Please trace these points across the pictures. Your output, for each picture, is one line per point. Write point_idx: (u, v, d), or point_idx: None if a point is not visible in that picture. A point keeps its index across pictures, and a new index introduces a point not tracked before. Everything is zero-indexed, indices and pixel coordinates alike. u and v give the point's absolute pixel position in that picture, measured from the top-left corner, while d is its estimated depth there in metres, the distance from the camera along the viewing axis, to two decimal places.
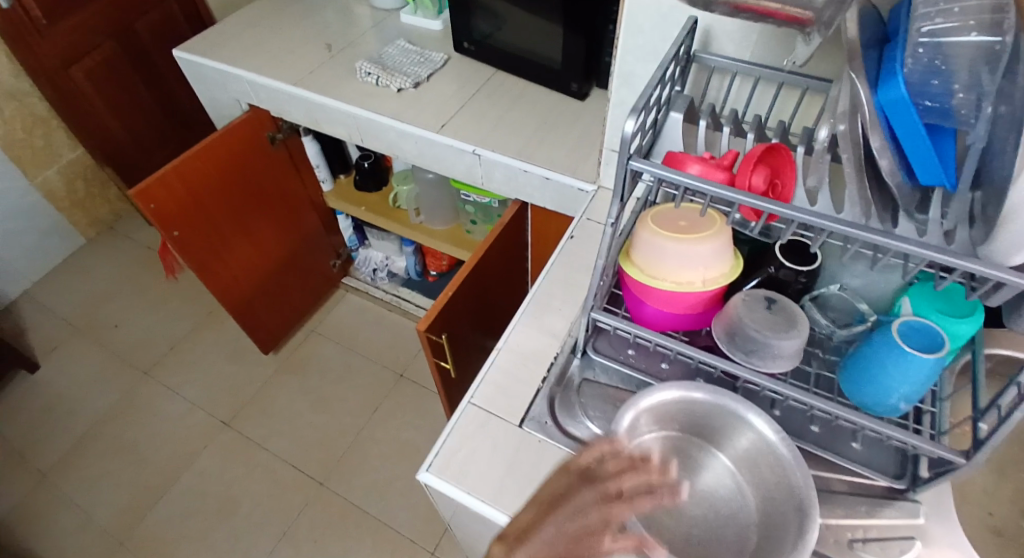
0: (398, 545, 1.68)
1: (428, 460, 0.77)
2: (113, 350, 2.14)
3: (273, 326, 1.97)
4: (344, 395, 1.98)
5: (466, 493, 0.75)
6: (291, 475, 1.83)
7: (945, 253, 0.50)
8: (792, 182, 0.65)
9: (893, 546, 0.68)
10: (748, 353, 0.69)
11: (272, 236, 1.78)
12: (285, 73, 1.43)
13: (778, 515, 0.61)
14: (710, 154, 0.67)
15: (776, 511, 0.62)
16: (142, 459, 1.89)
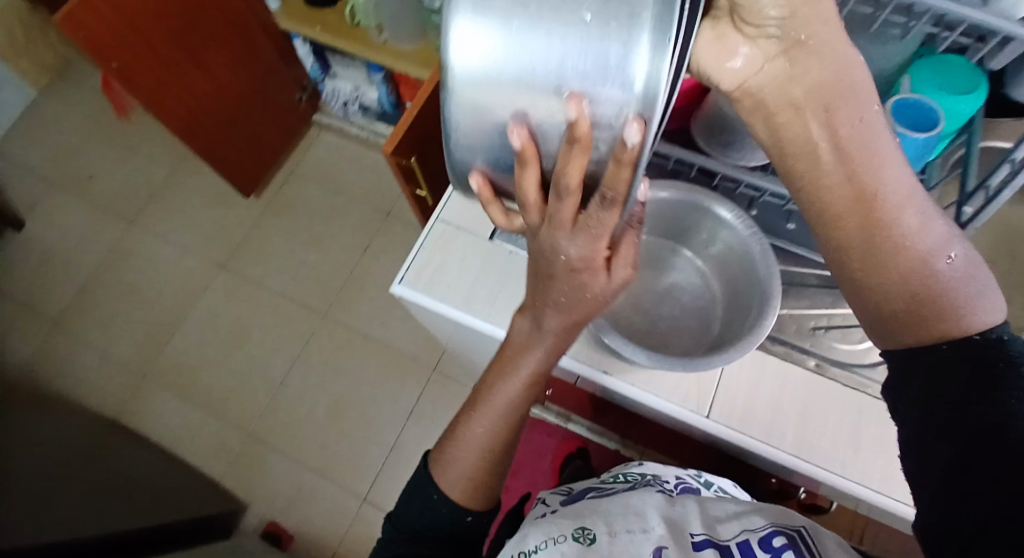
0: (403, 365, 1.79)
1: (400, 274, 0.82)
2: (93, 200, 2.08)
3: (247, 165, 1.90)
4: (333, 233, 1.97)
5: (439, 300, 0.81)
6: (294, 309, 1.89)
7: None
8: None
9: (854, 332, 0.71)
10: (725, 146, 0.69)
11: (225, 65, 1.64)
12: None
13: (739, 301, 0.70)
14: None
15: (738, 298, 0.71)
16: (148, 302, 1.93)
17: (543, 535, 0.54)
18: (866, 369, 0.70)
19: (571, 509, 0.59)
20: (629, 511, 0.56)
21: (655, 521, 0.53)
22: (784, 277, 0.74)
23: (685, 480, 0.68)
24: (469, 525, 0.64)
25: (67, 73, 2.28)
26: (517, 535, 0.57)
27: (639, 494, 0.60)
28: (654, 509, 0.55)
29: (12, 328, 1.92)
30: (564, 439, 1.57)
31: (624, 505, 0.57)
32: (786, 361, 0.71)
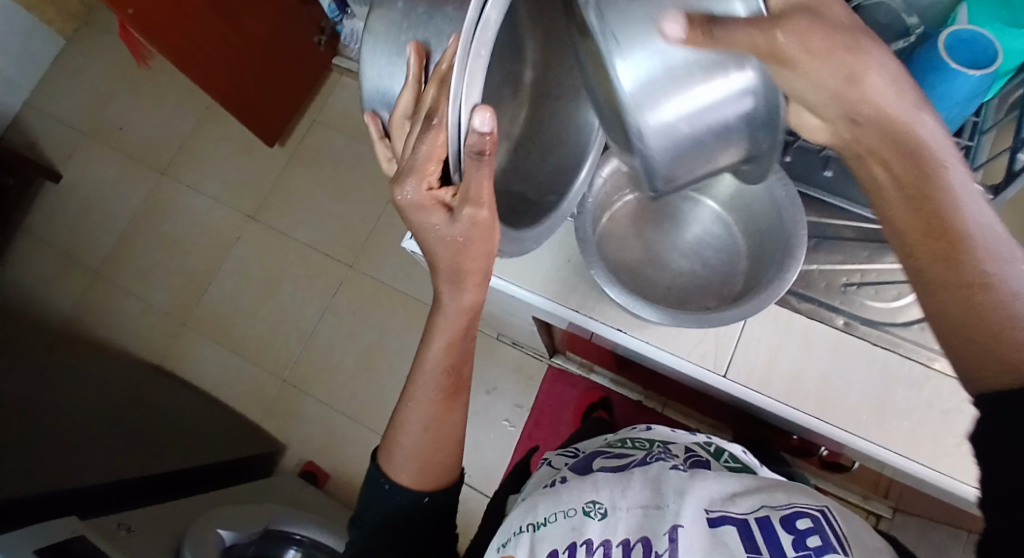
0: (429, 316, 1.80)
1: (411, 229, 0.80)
2: (125, 151, 2.10)
3: (271, 113, 1.88)
4: (357, 184, 1.95)
5: None
6: (322, 259, 1.90)
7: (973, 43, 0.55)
8: None
9: (888, 290, 0.68)
10: None
11: (242, 7, 1.60)
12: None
13: (766, 256, 0.66)
14: None
15: (764, 253, 0.67)
16: (182, 251, 1.97)
17: (553, 507, 0.56)
18: (898, 327, 0.66)
19: (586, 478, 0.59)
20: (645, 484, 0.55)
21: (671, 497, 0.52)
22: (815, 229, 0.71)
23: (694, 449, 0.65)
24: (426, 501, 0.69)
25: (91, 20, 2.26)
26: (526, 506, 0.59)
27: (649, 465, 0.59)
28: (671, 480, 0.54)
29: (55, 277, 1.99)
30: (587, 391, 1.58)
31: (637, 476, 0.57)
32: (813, 320, 0.68)
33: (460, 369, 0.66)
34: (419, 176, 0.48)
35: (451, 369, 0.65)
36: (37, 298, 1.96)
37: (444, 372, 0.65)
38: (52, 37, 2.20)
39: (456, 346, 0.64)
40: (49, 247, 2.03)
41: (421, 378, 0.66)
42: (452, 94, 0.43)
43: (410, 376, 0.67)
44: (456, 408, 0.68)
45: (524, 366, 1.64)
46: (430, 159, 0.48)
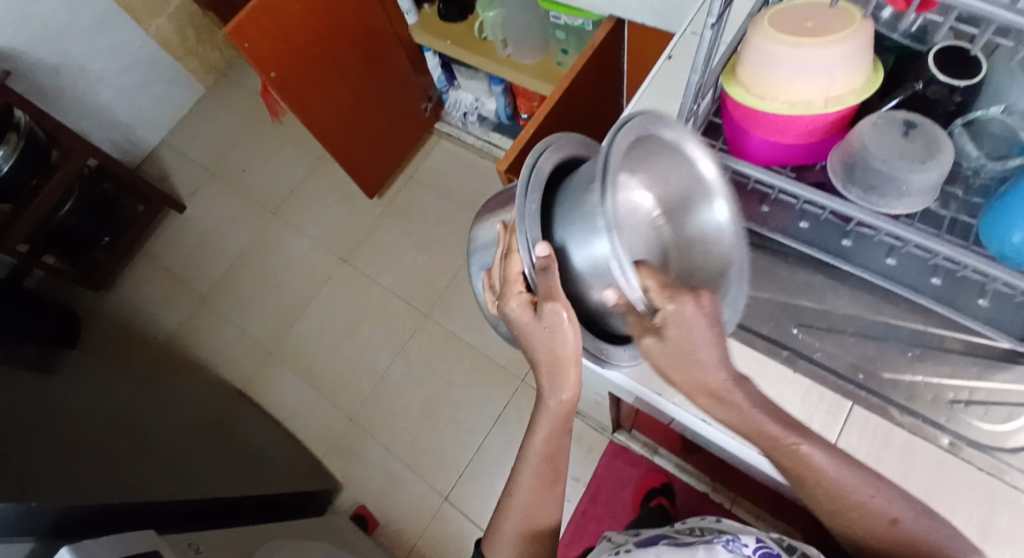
0: (493, 370, 1.82)
1: None
2: (242, 191, 2.31)
3: (375, 168, 2.02)
4: (443, 237, 2.04)
5: None
6: (401, 304, 1.98)
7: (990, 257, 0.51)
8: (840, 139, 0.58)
9: (999, 411, 0.58)
10: (867, 190, 0.55)
11: (365, 77, 1.76)
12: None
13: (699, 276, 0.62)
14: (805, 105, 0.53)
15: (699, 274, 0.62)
16: (277, 286, 2.11)
17: None
18: (1006, 453, 0.57)
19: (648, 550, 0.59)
20: None
21: None
22: (919, 337, 0.62)
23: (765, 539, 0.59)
24: None
25: (229, 73, 2.55)
26: None
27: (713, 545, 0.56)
28: None
29: (164, 297, 2.18)
30: (649, 473, 1.52)
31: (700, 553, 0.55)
32: (916, 436, 0.59)
33: (555, 458, 0.68)
34: (509, 285, 0.59)
35: (549, 457, 0.68)
36: (147, 317, 2.15)
37: (542, 464, 0.69)
38: (195, 86, 2.49)
39: (554, 439, 0.67)
40: (165, 271, 2.23)
41: (523, 468, 0.69)
42: (518, 229, 0.56)
43: (514, 469, 0.70)
44: (551, 498, 0.70)
45: (585, 438, 1.61)
46: (512, 273, 0.60)
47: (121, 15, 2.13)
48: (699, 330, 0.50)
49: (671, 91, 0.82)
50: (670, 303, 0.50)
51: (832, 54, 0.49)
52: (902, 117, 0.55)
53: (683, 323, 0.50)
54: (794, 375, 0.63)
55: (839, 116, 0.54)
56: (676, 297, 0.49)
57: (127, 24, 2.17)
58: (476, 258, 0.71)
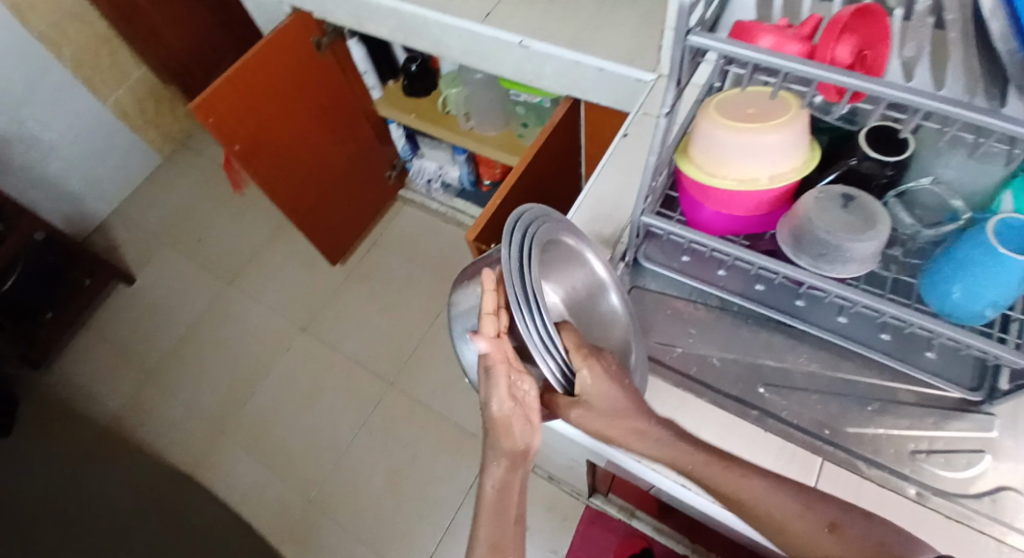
0: (461, 438, 1.79)
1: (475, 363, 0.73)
2: (197, 262, 2.26)
3: (338, 236, 2.03)
4: (407, 303, 2.04)
5: None
6: (364, 373, 1.94)
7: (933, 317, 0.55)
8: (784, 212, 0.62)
9: (960, 458, 0.61)
10: (815, 257, 0.59)
11: (330, 149, 1.79)
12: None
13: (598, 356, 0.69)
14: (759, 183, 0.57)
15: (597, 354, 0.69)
16: (233, 357, 2.04)
17: None
18: (970, 499, 0.59)
19: None
20: None
21: None
22: (878, 392, 0.64)
23: None
24: None
25: (188, 144, 2.55)
26: None
27: None
28: None
29: (110, 373, 2.07)
30: (625, 539, 1.49)
31: None
32: (885, 488, 0.61)
33: (507, 548, 0.61)
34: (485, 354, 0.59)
35: (497, 546, 0.61)
36: (91, 395, 2.04)
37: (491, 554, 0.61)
38: (151, 156, 2.47)
39: (501, 521, 0.61)
40: (111, 346, 2.13)
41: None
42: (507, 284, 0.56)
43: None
44: None
45: (556, 505, 1.57)
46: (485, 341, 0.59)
47: (79, 86, 2.12)
48: (610, 385, 0.59)
49: (630, 166, 0.87)
50: (585, 367, 0.59)
51: (776, 137, 0.54)
52: (840, 188, 0.60)
53: (597, 380, 0.59)
54: (766, 433, 0.65)
55: (786, 190, 0.59)
56: (586, 361, 0.59)
57: (85, 96, 2.15)
58: (457, 320, 0.72)
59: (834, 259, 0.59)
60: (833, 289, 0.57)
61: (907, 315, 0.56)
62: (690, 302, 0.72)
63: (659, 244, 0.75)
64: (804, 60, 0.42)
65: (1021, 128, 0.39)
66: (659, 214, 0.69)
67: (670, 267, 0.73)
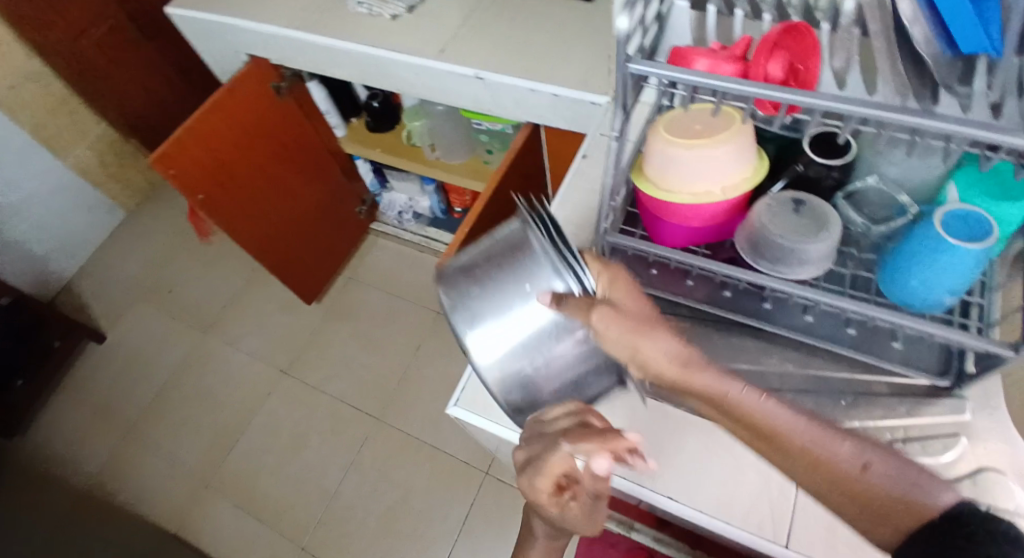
0: (454, 469, 1.77)
1: (455, 395, 0.72)
2: (171, 314, 2.22)
3: (313, 276, 2.01)
4: (388, 337, 2.03)
5: (493, 423, 0.71)
6: (350, 412, 1.91)
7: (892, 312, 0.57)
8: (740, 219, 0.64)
9: (935, 443, 0.63)
10: (775, 262, 0.61)
11: (298, 190, 1.79)
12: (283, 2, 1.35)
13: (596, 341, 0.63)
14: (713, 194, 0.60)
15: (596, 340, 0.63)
16: (214, 409, 1.99)
17: None
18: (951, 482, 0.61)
19: None
20: None
21: None
22: (851, 386, 0.66)
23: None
24: None
25: (153, 195, 2.52)
26: None
27: None
28: None
29: (87, 438, 2.01)
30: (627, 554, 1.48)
31: None
32: None
33: None
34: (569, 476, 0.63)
35: None
36: (67, 461, 1.97)
37: None
38: (116, 211, 2.43)
39: None
40: (86, 408, 2.07)
41: None
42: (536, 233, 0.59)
43: None
44: None
45: None
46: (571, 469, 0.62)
47: (39, 149, 2.07)
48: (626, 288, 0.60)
49: (592, 186, 0.88)
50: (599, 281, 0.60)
51: (723, 149, 0.57)
52: (785, 193, 0.62)
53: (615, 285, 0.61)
54: None
55: (738, 199, 0.62)
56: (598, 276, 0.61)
57: (44, 157, 2.09)
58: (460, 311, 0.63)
59: (792, 262, 0.60)
60: (793, 291, 0.59)
61: (868, 311, 0.57)
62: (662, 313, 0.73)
63: (627, 259, 0.76)
64: (738, 80, 0.45)
65: (943, 125, 0.42)
66: (623, 231, 0.70)
67: (639, 281, 0.74)
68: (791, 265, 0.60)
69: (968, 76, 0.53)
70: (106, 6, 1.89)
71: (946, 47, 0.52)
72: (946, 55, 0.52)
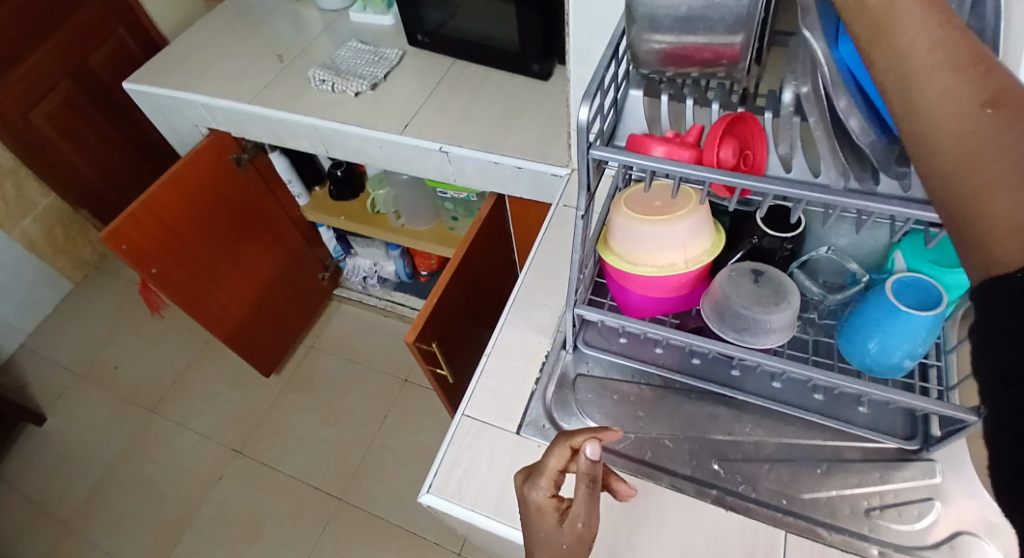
0: (422, 549, 1.67)
1: (427, 480, 0.68)
2: (118, 392, 2.10)
3: (272, 347, 1.95)
4: (351, 407, 1.96)
5: (468, 509, 0.67)
6: (310, 491, 1.81)
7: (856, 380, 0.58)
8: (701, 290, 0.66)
9: (911, 510, 0.62)
10: (740, 331, 0.62)
11: (258, 259, 1.76)
12: (244, 78, 1.37)
13: None
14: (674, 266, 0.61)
15: None
16: (163, 494, 1.86)
17: None
18: (930, 550, 0.60)
19: None
20: None
21: None
22: (824, 452, 0.66)
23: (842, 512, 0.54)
24: None
25: (102, 266, 2.44)
26: None
27: None
28: None
29: (18, 532, 1.84)
30: None
31: None
32: (847, 551, 0.61)
33: None
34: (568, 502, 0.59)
35: None
36: None
37: None
38: (62, 284, 2.33)
39: None
40: (19, 499, 1.91)
41: None
42: None
43: None
44: None
45: None
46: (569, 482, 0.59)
47: None
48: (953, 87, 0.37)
49: (557, 255, 0.89)
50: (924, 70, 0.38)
51: (682, 225, 0.59)
52: (747, 264, 0.63)
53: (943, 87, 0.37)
54: (726, 511, 0.64)
55: (699, 272, 0.63)
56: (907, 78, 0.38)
57: None
58: None
59: (754, 333, 0.61)
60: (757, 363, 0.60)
61: (832, 380, 0.58)
62: (634, 383, 0.72)
63: (594, 329, 0.76)
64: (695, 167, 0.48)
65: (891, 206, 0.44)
66: (593, 302, 0.71)
67: (609, 351, 0.73)
68: (756, 337, 0.61)
69: (906, 157, 0.51)
70: (59, 80, 1.87)
71: (880, 133, 0.50)
72: (881, 141, 0.50)
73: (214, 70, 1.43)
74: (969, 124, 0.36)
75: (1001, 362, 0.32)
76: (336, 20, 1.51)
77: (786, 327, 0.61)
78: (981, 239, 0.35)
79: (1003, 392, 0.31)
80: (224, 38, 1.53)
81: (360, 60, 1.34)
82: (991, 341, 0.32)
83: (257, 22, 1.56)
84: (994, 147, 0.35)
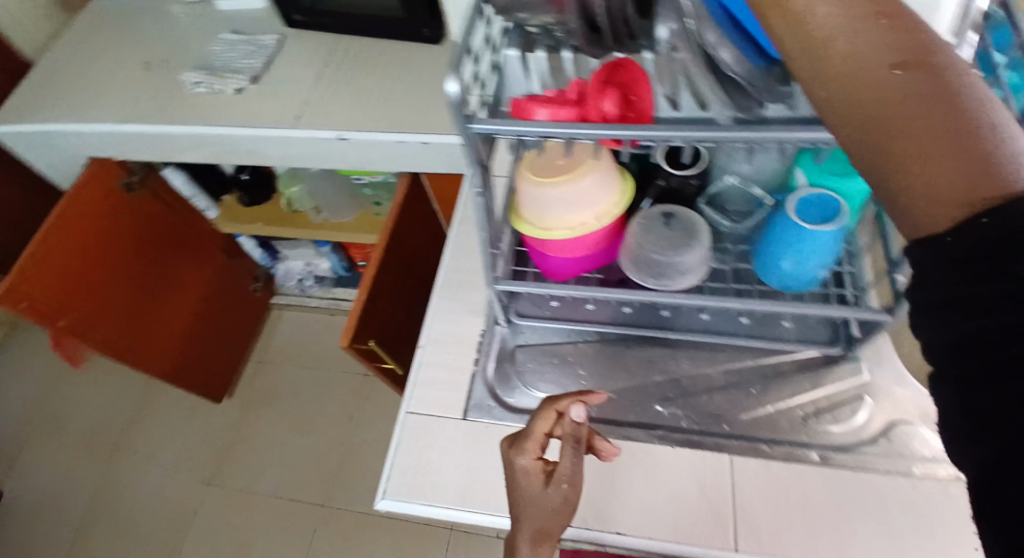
0: (415, 534, 1.68)
1: (381, 487, 0.67)
2: (59, 445, 1.94)
3: (216, 368, 1.87)
4: (316, 411, 1.92)
5: (428, 505, 0.67)
6: (290, 504, 1.78)
7: (774, 303, 0.60)
8: (619, 241, 0.66)
9: (844, 410, 0.65)
10: (658, 277, 0.63)
11: (180, 282, 1.67)
12: (114, 93, 1.26)
13: None
14: (585, 223, 0.60)
15: None
16: (133, 542, 1.76)
17: None
18: (869, 445, 0.63)
19: None
20: None
21: None
22: (759, 373, 0.68)
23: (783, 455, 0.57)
24: None
25: None
26: None
27: None
28: None
29: None
30: None
31: None
32: (792, 462, 0.63)
33: None
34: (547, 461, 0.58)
35: None
36: None
37: None
38: None
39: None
40: None
41: None
42: None
43: None
44: None
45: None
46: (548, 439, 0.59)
47: None
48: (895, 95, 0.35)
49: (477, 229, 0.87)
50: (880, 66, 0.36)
51: (589, 181, 0.58)
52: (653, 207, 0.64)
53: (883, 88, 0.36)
54: (676, 449, 0.66)
55: (613, 224, 0.63)
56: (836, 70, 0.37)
57: None
58: None
59: (670, 276, 0.62)
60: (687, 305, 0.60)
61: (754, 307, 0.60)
62: (572, 344, 0.73)
63: (525, 299, 0.76)
64: (577, 126, 0.47)
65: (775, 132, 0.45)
66: (516, 272, 0.70)
67: (542, 317, 0.74)
68: (676, 280, 0.62)
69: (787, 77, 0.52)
70: None
71: (756, 58, 0.50)
72: (759, 67, 0.50)
73: (78, 91, 1.30)
74: (889, 95, 0.35)
75: (947, 333, 0.34)
76: (204, 11, 1.40)
77: (702, 263, 0.62)
78: (895, 180, 0.36)
79: (958, 360, 0.33)
80: (83, 52, 1.39)
81: (236, 53, 1.25)
82: (932, 315, 0.35)
83: (116, 27, 1.43)
84: (916, 124, 0.35)
